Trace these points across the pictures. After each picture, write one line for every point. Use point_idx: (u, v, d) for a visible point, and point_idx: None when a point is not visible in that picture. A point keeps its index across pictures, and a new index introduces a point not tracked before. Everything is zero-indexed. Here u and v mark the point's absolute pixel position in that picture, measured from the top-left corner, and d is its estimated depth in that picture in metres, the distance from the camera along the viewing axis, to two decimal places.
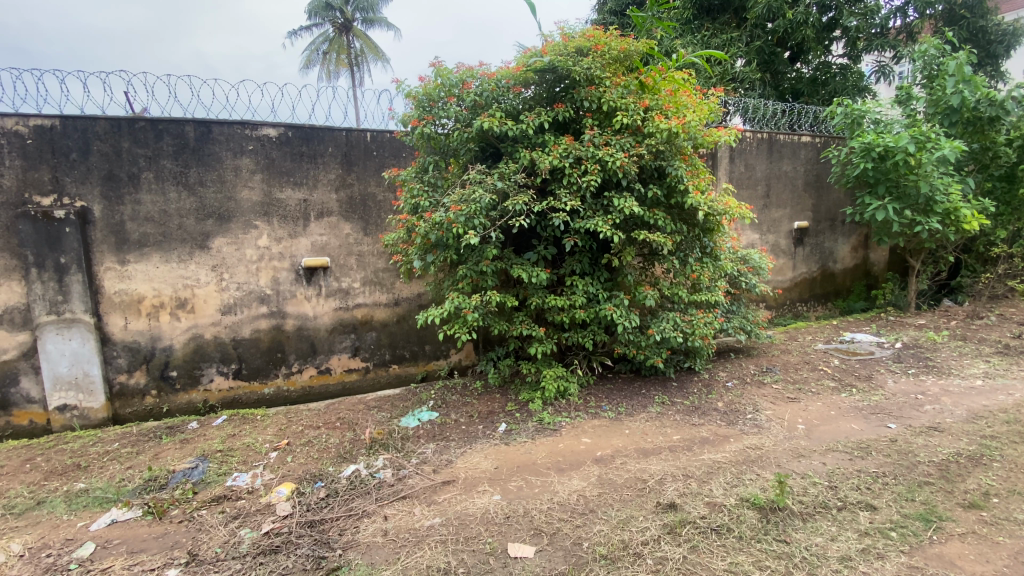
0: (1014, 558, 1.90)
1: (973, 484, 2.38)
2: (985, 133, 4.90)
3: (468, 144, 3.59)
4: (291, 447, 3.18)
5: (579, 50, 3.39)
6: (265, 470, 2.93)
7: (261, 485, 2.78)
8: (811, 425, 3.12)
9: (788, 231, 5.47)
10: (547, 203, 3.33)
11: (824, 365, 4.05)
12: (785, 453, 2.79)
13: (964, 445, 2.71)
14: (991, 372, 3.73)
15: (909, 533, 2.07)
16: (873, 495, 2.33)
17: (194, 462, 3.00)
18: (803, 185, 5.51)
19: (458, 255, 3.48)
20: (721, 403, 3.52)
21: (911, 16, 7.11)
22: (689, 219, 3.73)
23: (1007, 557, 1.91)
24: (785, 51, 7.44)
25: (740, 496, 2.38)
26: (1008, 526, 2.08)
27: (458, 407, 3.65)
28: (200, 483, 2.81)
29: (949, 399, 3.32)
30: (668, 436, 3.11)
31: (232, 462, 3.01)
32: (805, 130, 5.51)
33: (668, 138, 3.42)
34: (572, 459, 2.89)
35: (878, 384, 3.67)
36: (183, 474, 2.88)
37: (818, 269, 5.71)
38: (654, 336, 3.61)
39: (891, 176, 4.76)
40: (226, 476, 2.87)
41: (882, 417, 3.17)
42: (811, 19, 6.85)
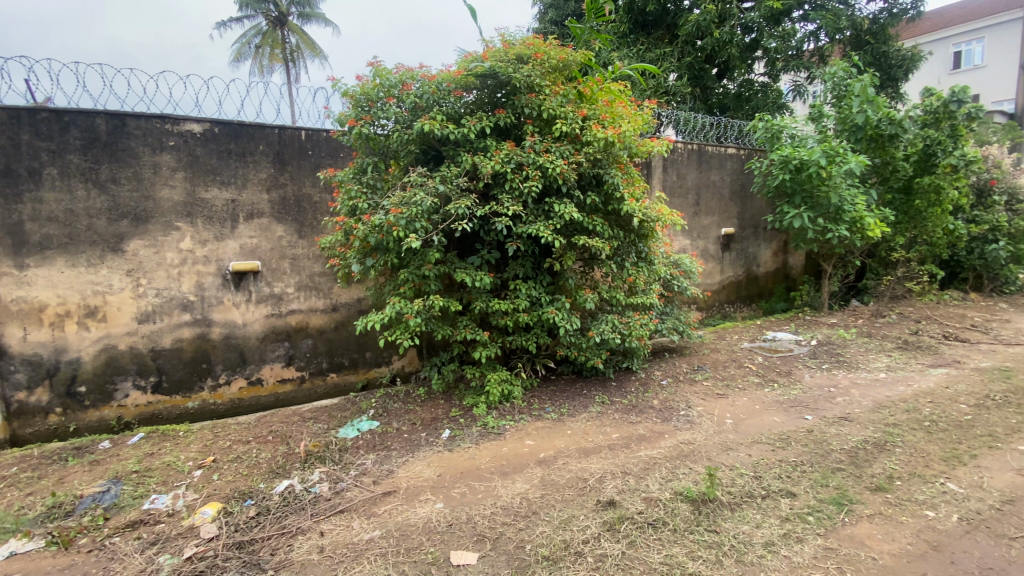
0: (916, 536, 2.01)
1: (880, 469, 2.54)
2: (885, 149, 5.40)
3: (409, 146, 3.48)
4: (217, 465, 2.92)
5: (519, 57, 3.39)
6: (189, 490, 2.67)
7: (183, 507, 2.52)
8: (738, 419, 3.28)
9: (716, 237, 5.77)
10: (489, 207, 3.29)
11: (749, 362, 4.29)
12: (715, 447, 2.91)
13: (870, 433, 2.93)
14: (893, 365, 4.10)
15: (825, 517, 2.17)
16: (793, 483, 2.46)
17: (106, 485, 2.68)
18: (729, 194, 5.83)
19: (399, 259, 3.36)
20: (657, 401, 3.62)
21: (822, 40, 7.62)
22: (626, 226, 3.82)
23: (910, 535, 2.02)
24: (713, 68, 7.89)
25: (674, 490, 2.44)
26: (908, 505, 2.22)
27: (399, 415, 3.51)
28: (113, 507, 2.51)
29: (857, 391, 3.61)
30: (608, 435, 3.15)
31: (151, 483, 2.72)
32: (731, 143, 5.85)
33: (605, 147, 3.50)
34: (516, 462, 2.86)
35: (796, 378, 3.94)
36: (93, 498, 2.56)
37: (743, 272, 6.06)
38: (594, 338, 3.66)
39: (806, 187, 5.13)
40: (143, 499, 2.59)
41: (800, 410, 3.38)
42: (735, 38, 7.30)
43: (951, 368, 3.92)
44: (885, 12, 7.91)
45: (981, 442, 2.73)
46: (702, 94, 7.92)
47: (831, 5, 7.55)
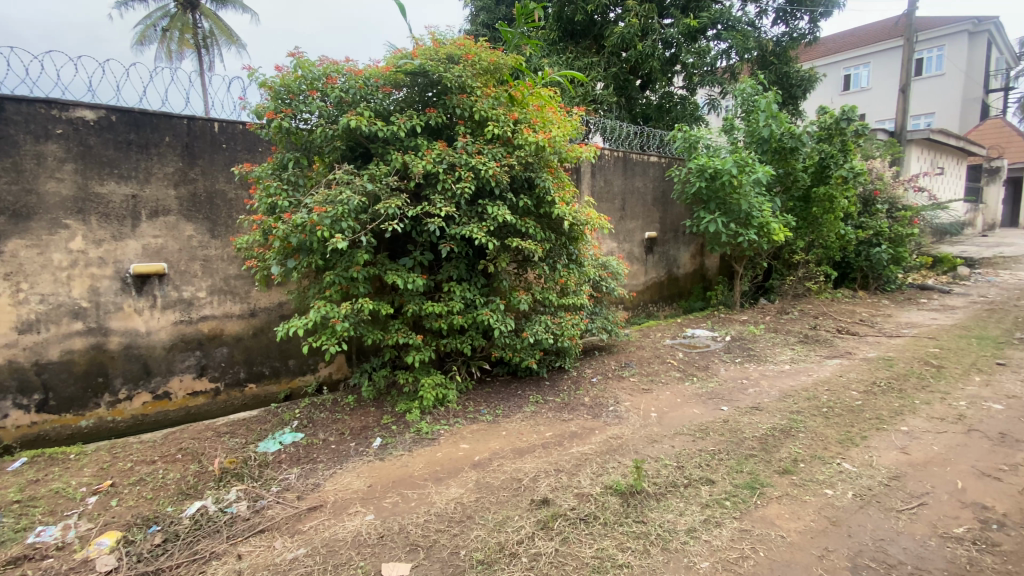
0: (818, 513, 2.19)
1: (785, 452, 2.76)
2: (787, 160, 5.92)
3: (334, 142, 3.32)
4: (117, 489, 2.61)
5: (448, 56, 3.33)
6: (82, 519, 2.36)
7: (76, 538, 2.22)
8: (662, 412, 3.43)
9: (640, 240, 6.04)
10: (421, 207, 3.21)
11: (671, 358, 4.52)
12: (641, 440, 3.02)
13: (777, 420, 3.18)
14: (795, 357, 4.49)
15: (739, 501, 2.32)
16: (711, 470, 2.61)
17: None
18: (652, 200, 6.12)
19: (325, 260, 3.19)
20: (588, 398, 3.71)
21: (733, 58, 8.20)
22: (557, 228, 3.88)
23: (813, 513, 2.19)
24: (637, 79, 8.27)
25: (604, 484, 2.51)
26: (812, 486, 2.41)
27: (326, 426, 3.33)
28: None
29: (766, 381, 3.92)
30: (541, 434, 3.18)
31: (34, 514, 2.37)
32: (653, 151, 6.15)
33: (537, 151, 3.53)
34: (450, 467, 2.80)
35: (712, 372, 4.20)
36: None
37: (665, 274, 6.38)
38: (528, 338, 3.68)
39: (719, 194, 5.50)
40: (25, 533, 2.25)
41: (717, 401, 3.60)
42: (657, 52, 7.70)
43: (843, 358, 4.36)
44: (786, 36, 8.68)
45: (870, 424, 3.05)
46: (627, 103, 8.28)
47: (740, 26, 8.15)
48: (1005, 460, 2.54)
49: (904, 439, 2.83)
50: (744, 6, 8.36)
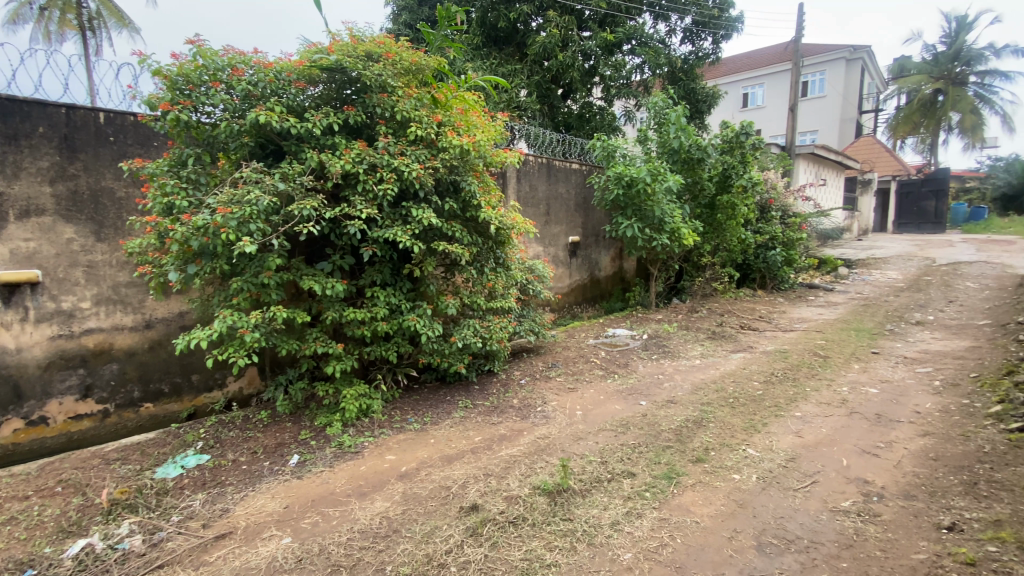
0: (727, 497, 2.36)
1: (698, 442, 2.94)
2: (695, 170, 6.36)
3: (241, 139, 3.07)
4: None
5: (366, 54, 3.21)
6: None
7: None
8: (586, 410, 3.53)
9: (564, 244, 6.20)
10: (340, 209, 3.06)
11: (595, 357, 4.67)
12: (567, 438, 3.09)
13: (690, 412, 3.39)
14: (705, 352, 4.83)
15: (658, 491, 2.43)
16: (633, 463, 2.72)
17: None
18: (574, 206, 6.31)
19: (231, 265, 2.94)
20: (516, 400, 3.73)
21: (646, 73, 8.69)
22: (484, 232, 3.87)
23: (723, 498, 2.35)
24: (558, 88, 8.51)
25: (533, 485, 2.52)
26: (721, 472, 2.58)
27: (237, 445, 3.06)
28: None
29: (679, 376, 4.17)
30: (470, 439, 3.14)
31: None
32: (574, 158, 6.34)
33: (461, 154, 3.50)
34: (374, 480, 2.68)
35: (632, 369, 4.39)
36: None
37: (588, 276, 6.60)
38: (457, 343, 3.63)
39: (635, 201, 5.78)
40: None
41: (636, 396, 3.77)
42: (576, 63, 7.96)
43: (746, 352, 4.75)
44: (692, 54, 9.35)
45: (770, 411, 3.33)
46: (549, 111, 8.48)
47: (652, 43, 8.65)
48: (879, 438, 2.88)
49: (798, 423, 3.13)
50: (655, 25, 8.90)
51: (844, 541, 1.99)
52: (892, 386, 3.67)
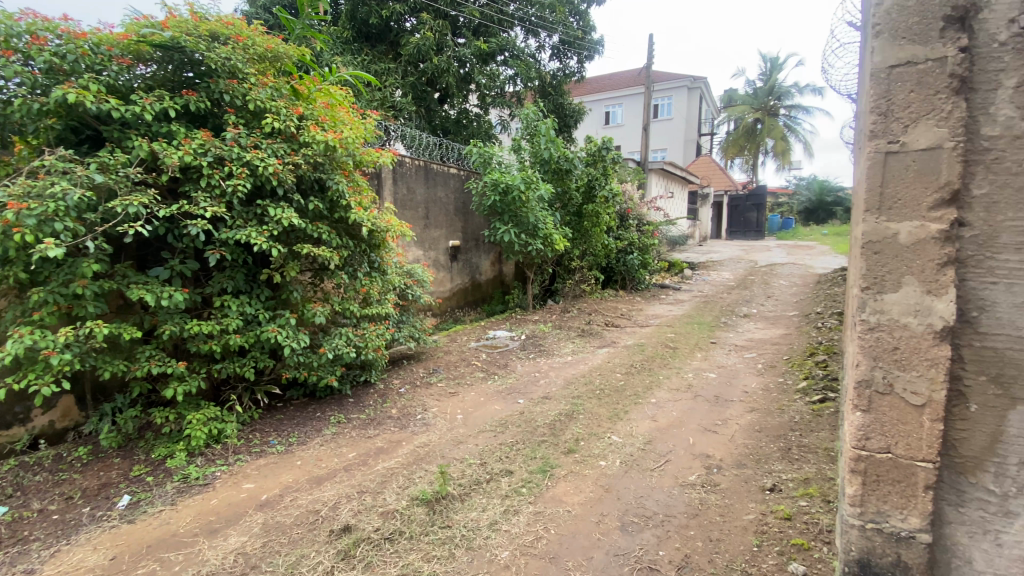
0: (595, 484, 2.51)
1: (570, 434, 3.11)
2: (564, 180, 6.74)
3: (45, 120, 2.54)
4: None
5: (209, 34, 2.85)
6: None
7: None
8: (467, 413, 3.52)
9: (444, 248, 6.17)
10: (178, 207, 2.67)
11: (475, 360, 4.68)
12: (447, 443, 3.05)
13: (563, 406, 3.57)
14: (576, 349, 5.13)
15: (533, 486, 2.51)
16: (510, 461, 2.77)
17: None
18: (453, 210, 6.30)
19: (30, 273, 2.40)
20: (394, 410, 3.59)
21: (519, 85, 8.97)
22: (355, 234, 3.66)
23: (592, 484, 2.51)
24: (435, 91, 8.42)
25: (411, 496, 2.44)
26: (590, 460, 2.76)
27: (45, 490, 2.50)
28: None
29: (554, 373, 4.37)
30: (343, 456, 2.94)
31: None
32: (452, 162, 6.32)
33: (327, 151, 3.27)
34: (228, 514, 2.37)
35: (511, 369, 4.50)
36: None
37: (469, 280, 6.62)
38: (327, 354, 3.37)
39: (511, 208, 5.95)
40: None
41: (515, 395, 3.87)
42: (451, 69, 7.94)
43: (612, 347, 5.15)
44: (560, 71, 9.94)
45: (631, 400, 3.65)
46: (426, 114, 8.34)
47: (524, 57, 8.99)
48: (718, 416, 3.31)
49: (654, 409, 3.47)
50: (526, 40, 9.29)
51: (692, 511, 2.24)
52: (727, 370, 4.26)
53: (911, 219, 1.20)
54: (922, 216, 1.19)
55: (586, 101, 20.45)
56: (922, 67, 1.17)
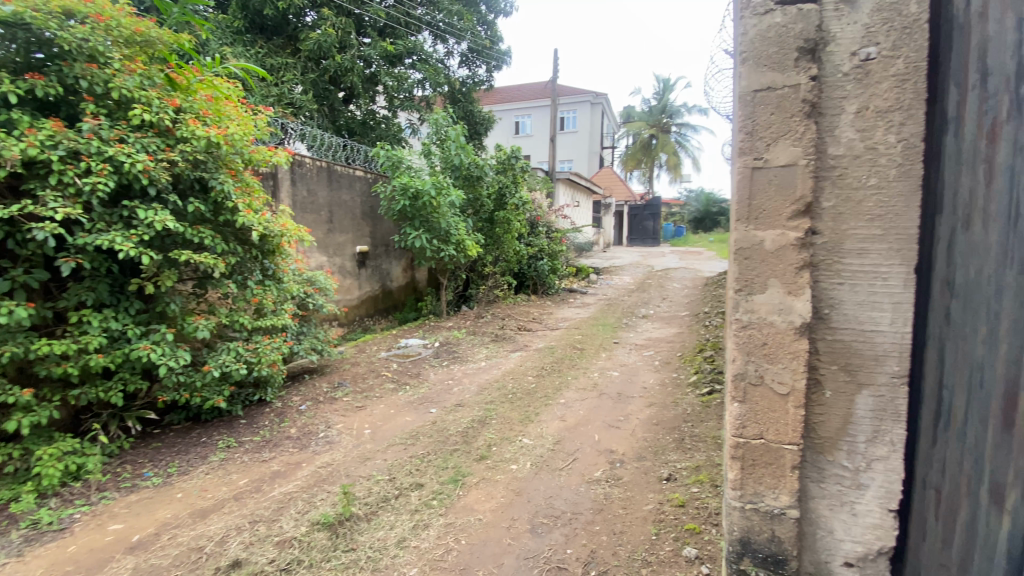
0: (506, 489, 2.52)
1: (482, 440, 3.09)
2: (475, 187, 6.73)
3: None
4: None
5: (62, 11, 2.45)
6: None
7: None
8: (375, 427, 3.37)
9: (351, 254, 5.89)
10: (20, 207, 2.27)
11: (385, 370, 4.49)
12: (353, 461, 2.90)
13: (476, 412, 3.55)
14: (489, 354, 5.13)
15: (444, 498, 2.46)
16: (420, 474, 2.69)
17: None
18: (360, 215, 6.04)
19: None
20: (294, 429, 3.33)
21: (427, 89, 8.81)
22: (244, 239, 3.37)
23: (502, 490, 2.51)
24: (339, 90, 8.04)
25: (312, 520, 2.28)
26: (501, 465, 2.76)
27: None
28: None
29: (467, 379, 4.33)
30: (234, 484, 2.67)
31: None
32: (358, 165, 6.07)
33: (208, 148, 2.98)
34: (89, 563, 2.04)
35: (423, 378, 4.38)
36: None
37: (378, 287, 6.37)
38: (212, 372, 3.05)
39: (422, 213, 5.82)
40: None
41: (426, 405, 3.77)
42: (356, 68, 7.64)
43: (523, 351, 5.23)
44: (469, 78, 10.00)
45: (542, 402, 3.72)
46: (329, 114, 7.94)
47: (432, 61, 8.90)
48: (621, 412, 3.49)
49: (563, 409, 3.58)
50: (434, 45, 9.20)
51: (598, 507, 2.33)
52: (628, 368, 4.52)
53: (774, 228, 1.28)
54: (783, 225, 1.26)
55: (495, 110, 20.79)
56: (780, 92, 1.24)
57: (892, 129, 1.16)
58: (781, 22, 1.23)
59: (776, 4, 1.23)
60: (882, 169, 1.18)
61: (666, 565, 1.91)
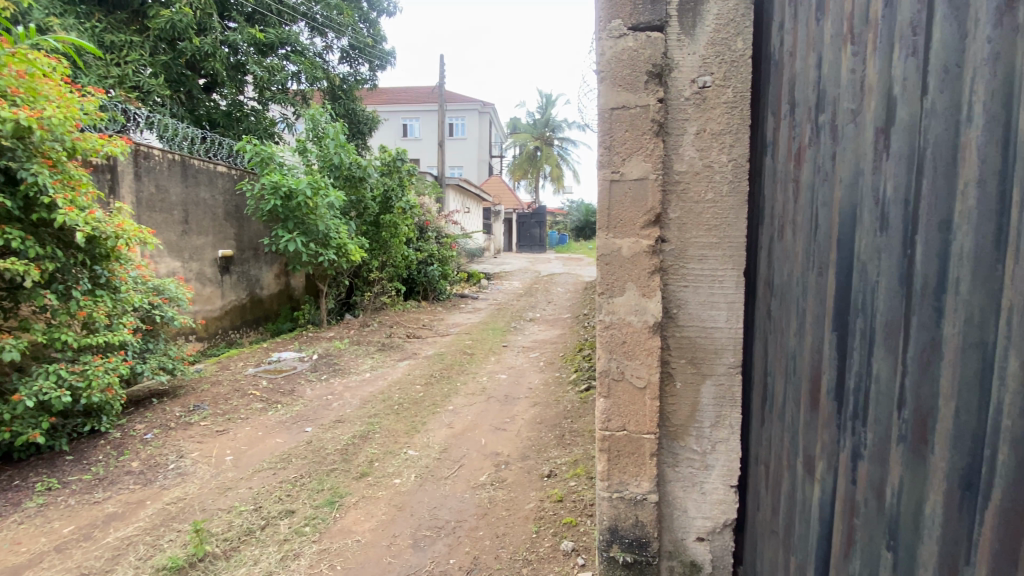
0: (387, 505, 2.42)
1: (363, 456, 2.93)
2: (357, 188, 6.38)
3: None
4: None
5: None
6: None
7: None
8: (239, 453, 3.02)
9: (212, 259, 5.26)
10: None
11: (254, 388, 4.05)
12: (211, 493, 2.57)
13: (357, 427, 3.36)
14: (374, 364, 4.90)
15: (318, 522, 2.28)
16: (291, 499, 2.47)
17: None
18: (223, 215, 5.42)
19: None
20: (137, 463, 2.86)
21: (303, 83, 8.19)
22: (68, 242, 2.85)
23: (383, 506, 2.40)
24: (198, 77, 7.15)
25: (155, 567, 1.97)
26: (383, 480, 2.64)
27: None
28: None
29: (349, 392, 4.09)
30: (52, 535, 2.22)
31: None
32: (221, 160, 5.46)
33: (16, 133, 2.49)
34: None
35: (298, 394, 4.03)
36: None
37: (246, 295, 5.73)
38: (23, 403, 2.52)
39: (296, 214, 5.38)
40: None
41: (301, 423, 3.48)
42: (219, 54, 6.86)
43: (411, 359, 5.08)
44: (350, 76, 9.54)
45: (429, 411, 3.64)
46: (186, 102, 7.04)
47: (308, 54, 8.30)
48: (507, 414, 3.56)
49: (451, 416, 3.54)
50: (311, 38, 8.63)
51: (481, 511, 2.33)
52: (515, 371, 4.63)
53: (630, 236, 1.38)
54: (638, 233, 1.38)
55: (382, 112, 20.14)
56: (632, 111, 1.35)
57: (725, 150, 1.32)
58: (633, 47, 1.34)
59: (628, 29, 1.34)
60: (717, 185, 1.34)
61: (546, 561, 1.97)
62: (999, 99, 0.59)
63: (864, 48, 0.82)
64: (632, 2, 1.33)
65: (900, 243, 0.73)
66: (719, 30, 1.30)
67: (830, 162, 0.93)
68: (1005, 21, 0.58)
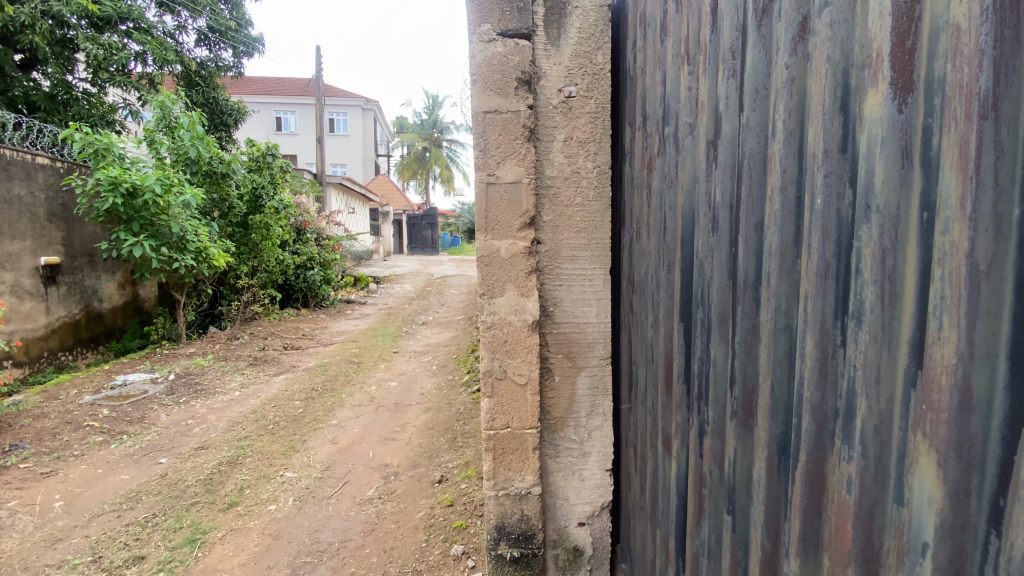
0: (261, 535, 2.20)
1: (232, 484, 2.63)
2: (220, 185, 5.71)
3: None
4: None
5: None
6: None
7: None
8: (71, 496, 2.55)
9: (32, 267, 4.38)
10: None
11: (91, 419, 3.44)
12: (34, 548, 2.13)
13: (225, 453, 3.01)
14: (245, 381, 4.43)
15: (175, 565, 2.01)
16: (142, 543, 2.14)
17: None
18: (45, 215, 4.54)
19: None
20: None
21: (151, 66, 7.10)
22: None
23: (256, 537, 2.19)
24: (11, 50, 5.93)
25: None
26: (256, 508, 2.40)
27: None
28: None
29: (214, 415, 3.65)
30: None
31: None
32: (41, 149, 4.56)
33: None
34: None
35: (150, 422, 3.51)
36: None
37: (81, 311, 4.83)
38: None
39: (143, 214, 4.68)
40: None
41: (154, 455, 3.03)
42: (39, 25, 5.74)
43: (289, 372, 4.68)
44: (211, 61, 8.51)
45: (310, 427, 3.38)
46: None
47: (156, 33, 7.22)
48: (397, 423, 3.44)
49: (335, 430, 3.33)
50: (160, 15, 7.55)
51: (368, 528, 2.23)
52: (406, 377, 4.49)
53: (507, 238, 1.41)
54: (515, 236, 1.41)
55: (251, 102, 18.32)
56: (504, 116, 1.38)
57: (590, 157, 1.41)
58: (502, 52, 1.37)
59: (497, 34, 1.37)
60: (584, 190, 1.42)
61: (436, 569, 1.94)
62: (793, 116, 0.67)
63: (697, 69, 0.93)
64: (501, 8, 1.36)
65: (728, 242, 0.84)
66: (582, 43, 1.38)
67: (673, 170, 1.03)
68: (798, 48, 0.66)
